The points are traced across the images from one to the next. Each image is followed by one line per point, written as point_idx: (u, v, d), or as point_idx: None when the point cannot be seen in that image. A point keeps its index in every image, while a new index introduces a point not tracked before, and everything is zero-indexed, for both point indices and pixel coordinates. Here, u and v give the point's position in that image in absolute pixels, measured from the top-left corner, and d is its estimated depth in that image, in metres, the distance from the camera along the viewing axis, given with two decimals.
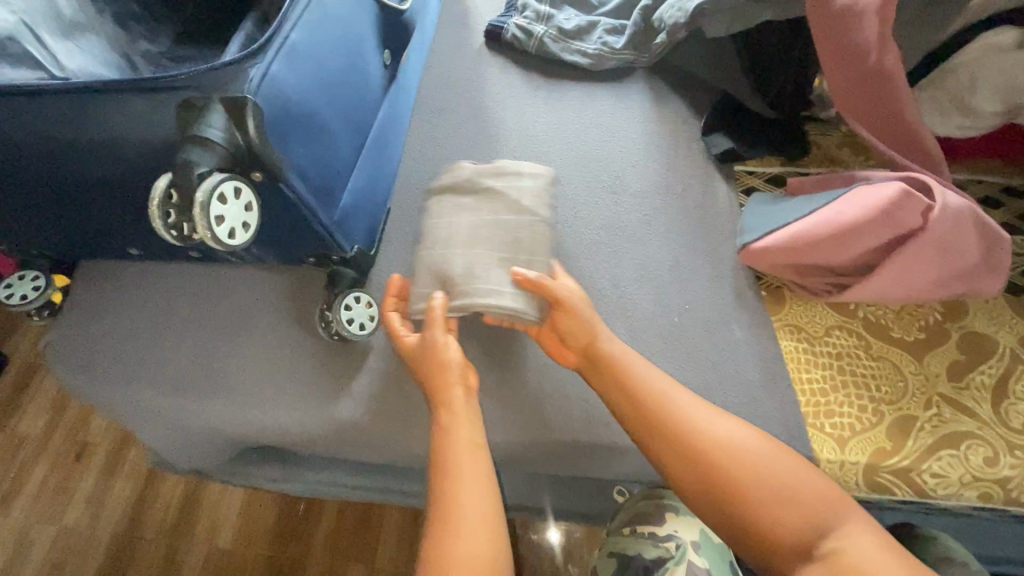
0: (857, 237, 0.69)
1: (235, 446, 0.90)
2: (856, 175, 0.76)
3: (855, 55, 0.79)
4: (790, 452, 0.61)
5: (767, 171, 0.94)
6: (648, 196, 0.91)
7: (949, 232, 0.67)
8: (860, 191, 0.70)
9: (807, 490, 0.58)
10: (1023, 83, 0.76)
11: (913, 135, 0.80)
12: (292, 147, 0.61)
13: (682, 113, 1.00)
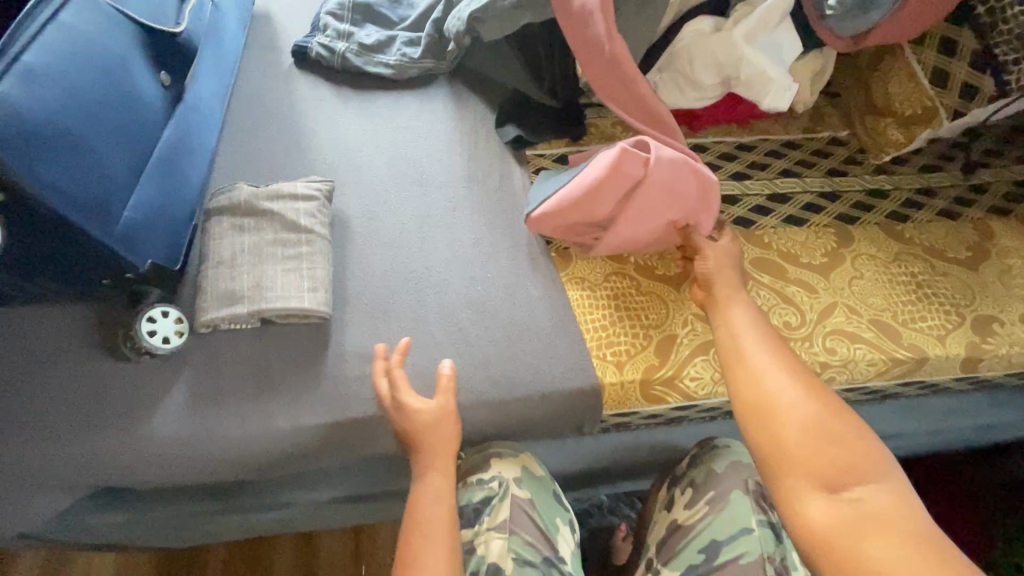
0: (599, 192, 0.83)
1: (46, 508, 0.81)
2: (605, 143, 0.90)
3: (592, 43, 0.93)
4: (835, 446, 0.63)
5: (554, 153, 1.08)
6: (452, 185, 1.00)
7: (662, 173, 0.82)
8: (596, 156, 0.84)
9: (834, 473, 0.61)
10: (722, 58, 0.96)
11: (649, 106, 0.94)
12: (41, 163, 0.64)
13: (481, 110, 1.11)
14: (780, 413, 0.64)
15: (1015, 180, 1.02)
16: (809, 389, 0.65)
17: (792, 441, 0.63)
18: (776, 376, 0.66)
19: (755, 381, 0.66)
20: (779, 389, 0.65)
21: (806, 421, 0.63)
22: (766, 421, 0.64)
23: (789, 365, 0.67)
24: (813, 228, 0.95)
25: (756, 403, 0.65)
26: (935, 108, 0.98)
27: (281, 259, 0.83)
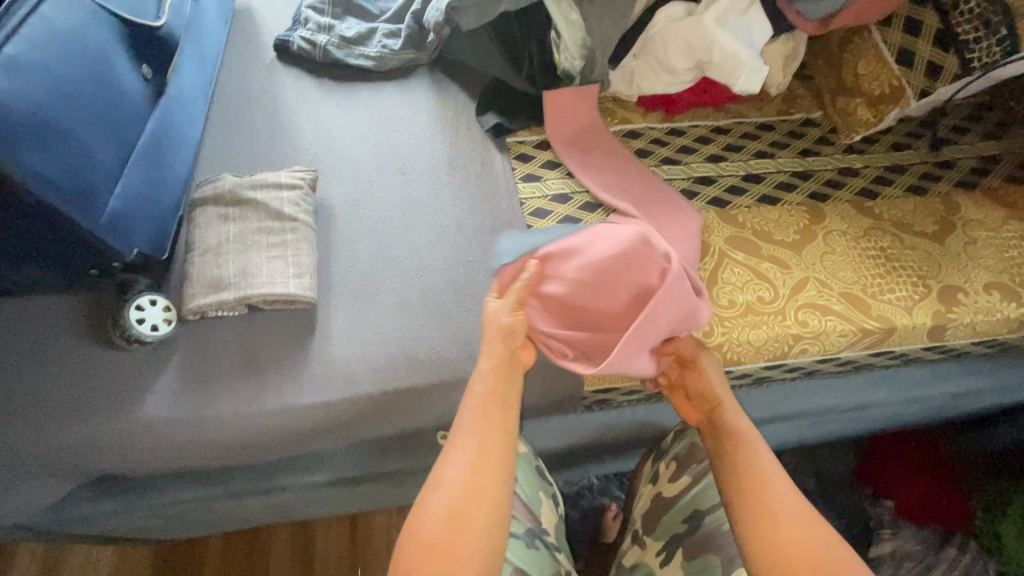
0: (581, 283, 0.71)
1: (41, 495, 0.83)
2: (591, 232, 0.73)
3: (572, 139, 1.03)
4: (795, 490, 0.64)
5: (535, 139, 1.10)
6: (433, 172, 1.03)
7: (680, 313, 0.70)
8: (607, 228, 0.73)
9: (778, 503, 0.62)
10: (694, 42, 0.98)
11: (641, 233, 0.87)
12: (26, 152, 0.66)
13: (461, 99, 1.13)
14: (790, 553, 0.59)
15: (981, 156, 1.05)
16: (800, 516, 0.61)
17: (767, 518, 0.61)
18: (782, 501, 0.62)
19: (766, 511, 0.62)
20: (791, 529, 0.60)
21: (807, 558, 0.58)
22: (774, 563, 0.59)
23: (784, 488, 0.64)
24: (787, 206, 0.98)
25: (767, 541, 0.60)
26: (902, 87, 1.01)
27: (266, 246, 0.84)
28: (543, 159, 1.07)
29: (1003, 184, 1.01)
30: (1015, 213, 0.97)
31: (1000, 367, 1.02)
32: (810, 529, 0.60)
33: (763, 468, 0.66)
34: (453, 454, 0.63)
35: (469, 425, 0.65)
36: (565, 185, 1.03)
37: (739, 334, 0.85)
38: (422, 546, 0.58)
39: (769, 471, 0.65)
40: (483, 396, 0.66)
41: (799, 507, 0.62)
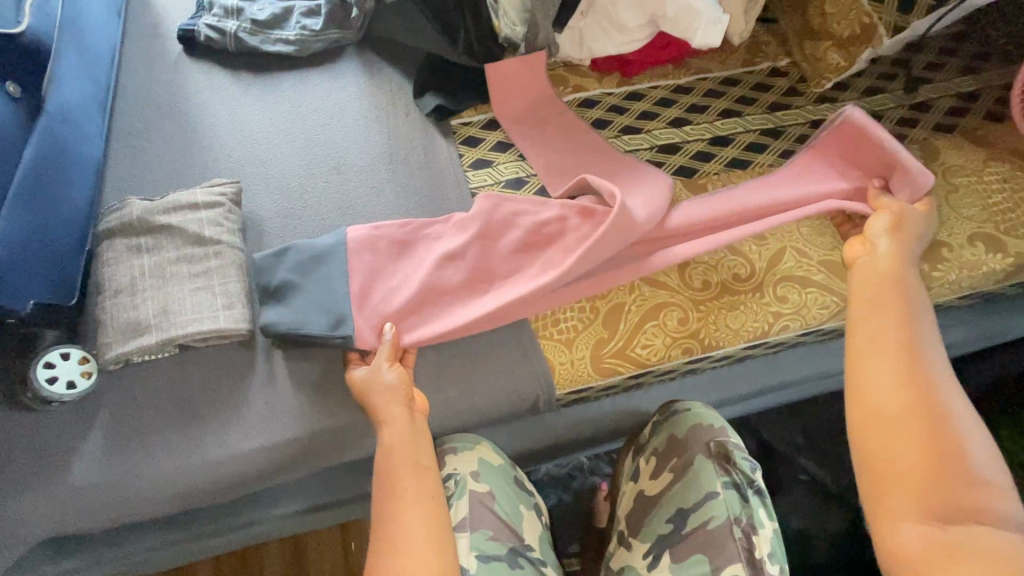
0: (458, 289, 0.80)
1: None
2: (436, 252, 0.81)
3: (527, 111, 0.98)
4: (916, 374, 0.62)
5: (482, 118, 0.99)
6: (373, 167, 0.93)
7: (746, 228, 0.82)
8: (429, 246, 0.83)
9: (892, 389, 0.61)
10: None
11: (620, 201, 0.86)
12: None
13: (396, 81, 1.02)
14: (890, 419, 0.60)
15: (959, 93, 0.98)
16: (912, 389, 0.61)
17: (875, 401, 0.61)
18: (896, 380, 0.62)
19: (869, 381, 0.63)
20: (896, 409, 0.60)
21: (907, 431, 0.58)
22: (867, 429, 0.60)
23: (906, 365, 0.62)
24: (758, 169, 0.91)
25: (864, 407, 0.62)
26: (874, 24, 0.93)
27: (187, 278, 0.76)
28: (494, 141, 0.97)
29: (983, 122, 0.94)
30: (995, 154, 0.91)
31: (985, 314, 0.98)
32: (917, 399, 0.60)
33: (887, 334, 0.65)
34: (379, 491, 0.61)
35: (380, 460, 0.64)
36: (519, 169, 0.94)
37: (715, 318, 0.81)
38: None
39: (895, 351, 0.64)
40: (390, 429, 0.65)
41: (920, 387, 0.61)
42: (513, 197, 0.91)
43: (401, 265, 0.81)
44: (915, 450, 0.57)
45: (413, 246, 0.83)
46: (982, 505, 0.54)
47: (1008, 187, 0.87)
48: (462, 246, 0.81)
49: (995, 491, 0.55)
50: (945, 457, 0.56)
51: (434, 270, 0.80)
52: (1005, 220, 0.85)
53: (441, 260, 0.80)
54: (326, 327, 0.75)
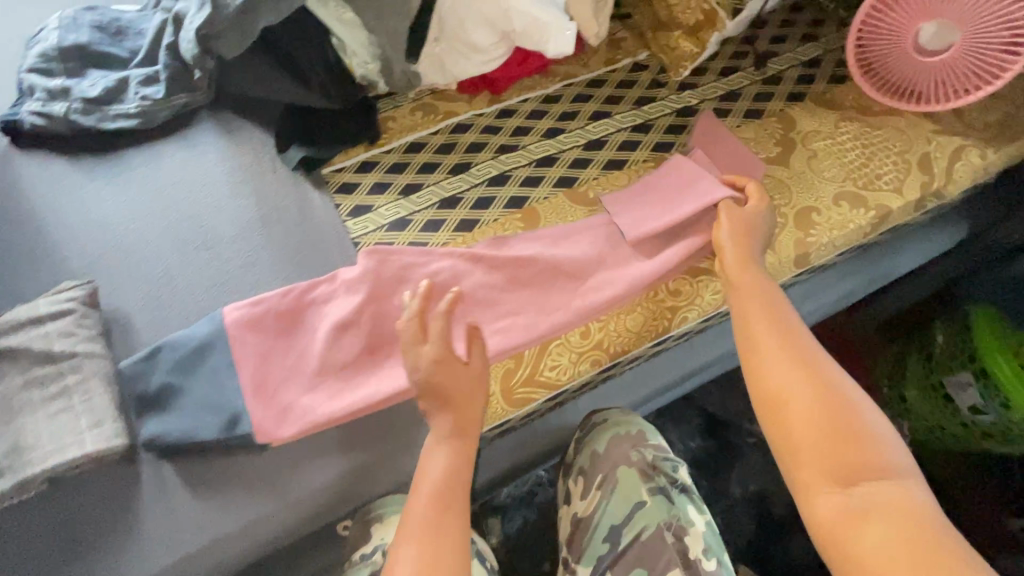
0: (356, 358, 0.77)
1: None
2: (329, 321, 0.78)
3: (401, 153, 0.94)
4: (805, 363, 0.67)
5: (354, 162, 0.95)
6: (244, 236, 0.87)
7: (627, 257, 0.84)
8: (320, 316, 0.79)
9: (787, 383, 0.65)
10: (490, 14, 0.90)
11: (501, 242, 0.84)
12: None
13: (256, 136, 0.96)
14: (785, 394, 0.65)
15: (804, 62, 1.03)
16: (806, 362, 0.67)
17: (781, 391, 0.65)
18: (786, 366, 0.67)
19: (768, 360, 0.68)
20: (785, 382, 0.65)
21: (810, 402, 0.64)
22: (773, 405, 0.65)
23: (791, 343, 0.68)
24: (634, 167, 0.93)
25: (764, 387, 0.67)
26: (713, 9, 0.97)
27: (41, 405, 0.68)
28: (370, 183, 0.93)
29: (828, 85, 1.00)
30: (845, 114, 0.96)
31: (866, 263, 1.05)
32: (813, 377, 0.65)
33: (768, 324, 0.70)
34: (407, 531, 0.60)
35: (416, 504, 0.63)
36: (400, 208, 0.90)
37: (615, 324, 0.81)
38: None
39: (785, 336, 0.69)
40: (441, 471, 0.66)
41: (817, 371, 0.66)
42: (397, 238, 0.87)
43: (292, 342, 0.77)
44: (814, 422, 0.63)
45: (302, 319, 0.79)
46: (881, 457, 0.61)
47: (860, 143, 0.93)
48: (353, 310, 0.78)
49: (892, 450, 0.61)
50: (843, 424, 0.62)
51: (327, 342, 0.76)
52: (862, 176, 0.89)
53: (335, 328, 0.77)
54: (221, 428, 0.70)
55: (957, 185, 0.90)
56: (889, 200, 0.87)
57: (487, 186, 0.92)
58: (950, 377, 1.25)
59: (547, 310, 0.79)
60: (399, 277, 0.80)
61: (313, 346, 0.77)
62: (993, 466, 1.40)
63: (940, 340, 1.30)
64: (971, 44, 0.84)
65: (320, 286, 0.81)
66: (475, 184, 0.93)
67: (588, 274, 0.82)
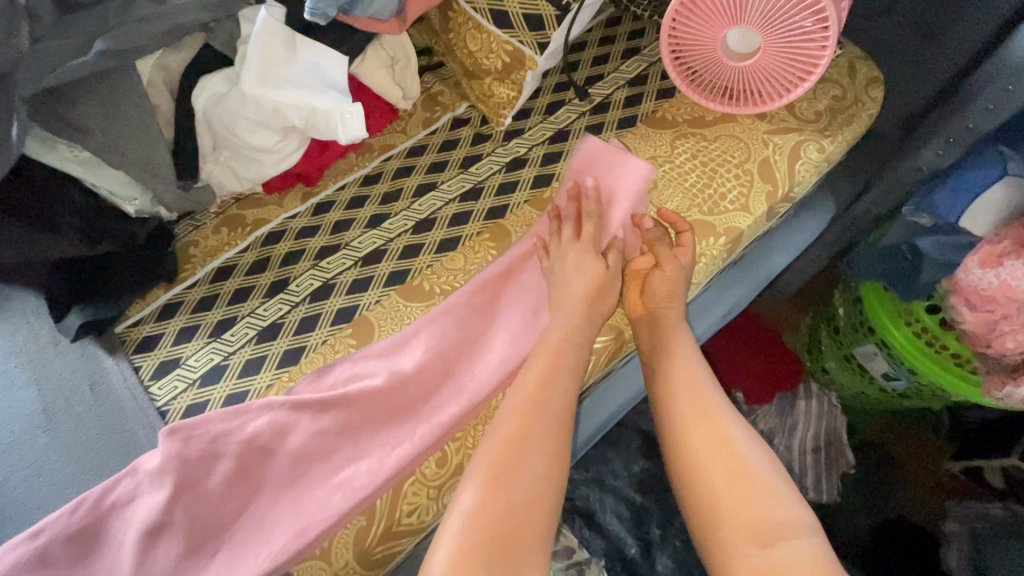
0: (178, 565, 0.63)
1: None
2: (133, 531, 0.63)
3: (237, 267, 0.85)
4: (708, 413, 0.67)
5: (152, 309, 0.82)
6: (27, 438, 0.73)
7: (444, 367, 0.73)
8: (126, 523, 0.65)
9: (693, 441, 0.66)
10: (260, 114, 0.77)
11: (324, 373, 0.73)
12: None
13: (27, 306, 0.81)
14: (695, 453, 0.65)
15: (628, 80, 0.96)
16: (710, 413, 0.67)
17: (687, 448, 0.66)
18: (689, 418, 0.67)
19: (680, 414, 0.68)
20: (697, 437, 0.66)
21: (716, 456, 0.64)
22: (684, 465, 0.65)
23: (696, 388, 0.70)
24: (469, 242, 0.83)
25: (677, 443, 0.67)
26: (518, 48, 0.88)
27: None
28: (176, 330, 0.80)
29: (658, 102, 0.93)
30: (680, 131, 0.90)
31: (740, 272, 0.99)
32: (712, 423, 0.66)
33: (677, 371, 0.72)
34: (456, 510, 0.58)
35: (498, 436, 0.63)
36: (214, 353, 0.78)
37: (473, 439, 0.71)
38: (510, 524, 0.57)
39: (694, 396, 0.69)
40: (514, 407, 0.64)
41: (721, 422, 0.67)
42: (213, 393, 0.74)
43: (97, 567, 0.63)
44: (722, 478, 0.62)
45: (103, 534, 0.65)
46: (785, 514, 0.59)
47: (699, 162, 0.86)
48: (160, 509, 0.64)
49: (790, 499, 0.61)
50: (745, 475, 0.62)
51: (135, 556, 0.62)
52: (705, 200, 0.83)
53: (141, 539, 0.63)
54: None
55: (802, 185, 0.86)
56: (737, 220, 0.82)
57: (310, 302, 0.81)
58: (857, 349, 1.23)
59: (386, 445, 0.69)
60: (218, 448, 0.67)
61: (120, 565, 0.63)
62: (919, 416, 1.41)
63: (841, 312, 1.27)
64: (777, 46, 0.79)
65: (122, 483, 0.66)
66: (297, 303, 0.81)
67: (430, 388, 0.72)
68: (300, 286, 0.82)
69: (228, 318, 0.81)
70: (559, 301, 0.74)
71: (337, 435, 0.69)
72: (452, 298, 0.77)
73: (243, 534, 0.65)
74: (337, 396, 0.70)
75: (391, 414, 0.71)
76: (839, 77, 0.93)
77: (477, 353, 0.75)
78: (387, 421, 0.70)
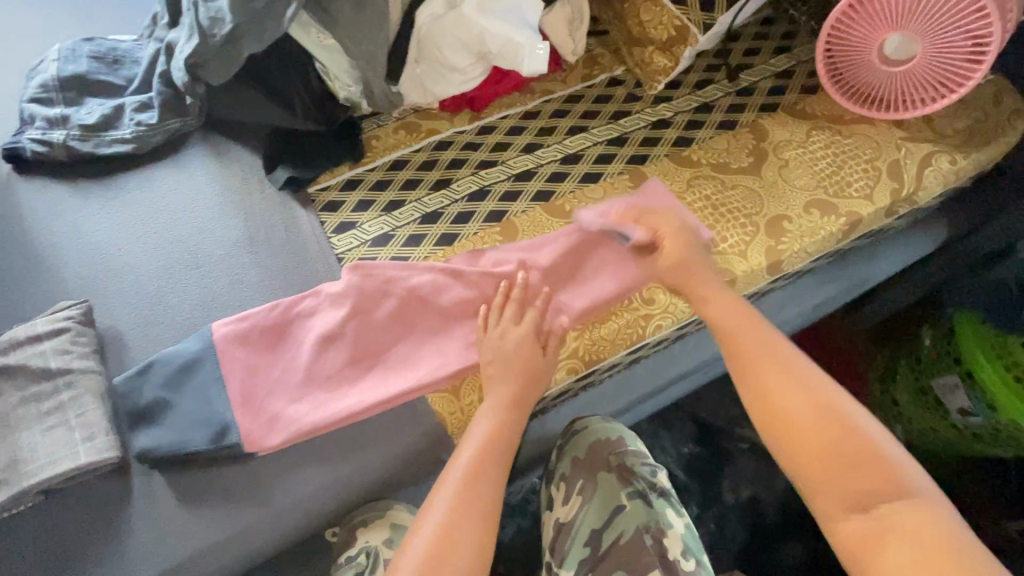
0: (342, 371, 0.78)
1: None
2: (315, 334, 0.79)
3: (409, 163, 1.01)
4: (808, 388, 0.65)
5: (338, 181, 0.98)
6: (232, 255, 0.91)
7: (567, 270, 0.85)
8: (306, 328, 0.80)
9: (794, 406, 0.64)
10: (465, 36, 0.93)
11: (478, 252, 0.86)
12: None
13: (244, 158, 1.00)
14: (806, 426, 0.63)
15: (776, 73, 1.05)
16: (817, 388, 0.65)
17: (785, 422, 0.64)
18: (783, 379, 0.66)
19: (774, 384, 0.66)
20: (795, 403, 0.64)
21: (817, 423, 0.62)
22: (782, 432, 0.64)
23: (789, 362, 0.67)
24: (609, 179, 0.95)
25: (769, 409, 0.65)
26: (685, 26, 0.99)
27: (37, 420, 0.72)
28: (355, 200, 0.96)
29: (800, 95, 1.02)
30: (816, 123, 0.98)
31: (844, 267, 1.05)
32: (812, 392, 0.64)
33: (759, 341, 0.70)
34: (425, 524, 0.62)
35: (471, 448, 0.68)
36: (384, 225, 0.93)
37: (590, 334, 0.83)
38: (475, 528, 0.62)
39: (779, 364, 0.67)
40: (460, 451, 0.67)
41: (825, 391, 0.65)
42: (379, 253, 0.90)
43: (281, 355, 0.79)
44: (835, 446, 0.61)
45: (287, 332, 0.80)
46: (900, 479, 0.59)
47: (833, 152, 0.94)
48: (338, 322, 0.79)
49: (901, 463, 0.60)
50: (854, 438, 0.61)
51: (312, 354, 0.78)
52: (831, 184, 0.91)
53: (320, 341, 0.79)
54: (209, 440, 0.72)
55: (927, 191, 0.92)
56: (860, 207, 0.89)
57: (467, 201, 0.95)
58: (936, 380, 1.22)
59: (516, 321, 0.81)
60: (386, 287, 0.81)
61: (300, 357, 0.78)
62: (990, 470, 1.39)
63: (928, 343, 1.26)
64: (935, 53, 0.86)
65: (303, 300, 0.82)
66: (455, 199, 0.95)
67: (560, 286, 0.85)
68: (460, 186, 0.97)
69: (398, 199, 0.96)
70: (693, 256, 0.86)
71: (481, 301, 0.82)
72: (586, 215, 0.86)
73: (396, 359, 0.80)
74: (488, 258, 0.86)
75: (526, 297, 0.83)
76: (983, 104, 0.99)
77: (597, 266, 0.86)
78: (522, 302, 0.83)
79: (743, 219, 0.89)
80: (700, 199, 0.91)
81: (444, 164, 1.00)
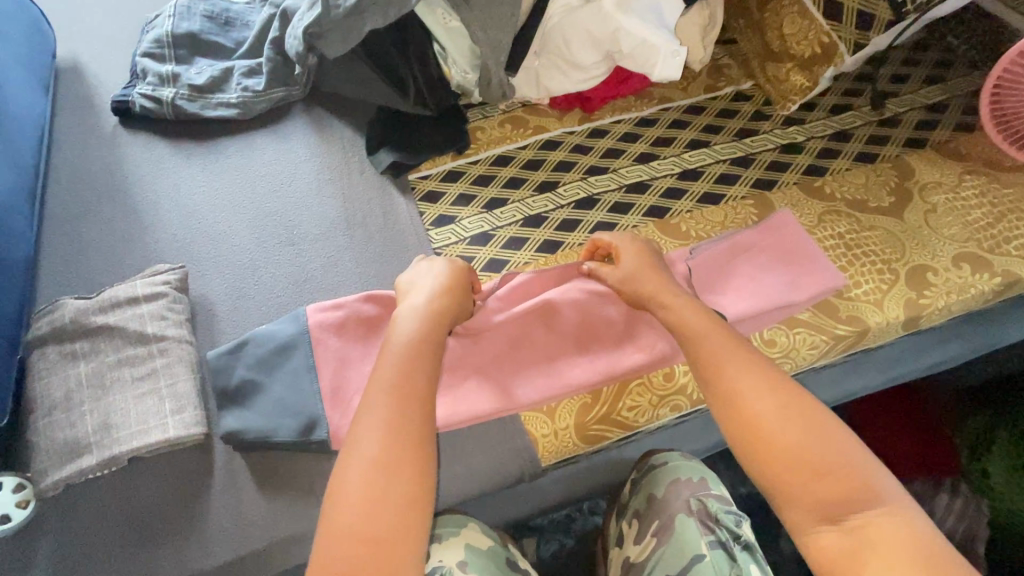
0: None
1: None
2: None
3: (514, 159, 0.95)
4: (776, 387, 0.55)
5: (439, 171, 0.93)
6: (325, 235, 0.88)
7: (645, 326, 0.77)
8: None
9: (761, 405, 0.54)
10: (598, 32, 0.87)
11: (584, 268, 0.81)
12: None
13: (346, 136, 0.97)
14: (776, 434, 0.53)
15: (925, 105, 0.95)
16: (784, 389, 0.55)
17: (757, 430, 0.53)
18: (748, 380, 0.56)
19: (741, 384, 0.56)
20: (763, 404, 0.54)
21: (796, 431, 0.52)
22: (750, 434, 0.53)
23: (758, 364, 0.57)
24: (731, 203, 0.88)
25: (739, 410, 0.55)
26: (834, 43, 0.89)
27: (131, 384, 0.70)
28: (455, 193, 0.91)
29: (952, 133, 0.92)
30: (971, 166, 0.88)
31: None
32: (780, 393, 0.55)
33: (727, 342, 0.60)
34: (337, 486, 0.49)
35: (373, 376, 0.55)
36: (484, 222, 0.88)
37: None
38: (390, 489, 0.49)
39: (744, 362, 0.57)
40: (391, 408, 0.53)
41: (793, 391, 0.55)
42: (478, 254, 0.85)
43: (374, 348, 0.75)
44: (802, 450, 0.51)
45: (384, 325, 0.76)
46: (869, 482, 0.50)
47: (988, 202, 0.85)
48: None
49: (873, 467, 0.51)
50: (824, 439, 0.52)
51: None
52: (986, 238, 0.82)
53: None
54: (298, 429, 0.69)
55: None
56: (1018, 267, 0.80)
57: (574, 209, 0.89)
58: None
59: (615, 351, 0.76)
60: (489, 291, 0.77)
61: None
62: None
63: None
64: None
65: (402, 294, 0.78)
66: (561, 205, 0.90)
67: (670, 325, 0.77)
68: (568, 190, 0.91)
69: (502, 196, 0.91)
70: (822, 299, 0.78)
71: (586, 320, 0.77)
72: (707, 245, 0.81)
73: (493, 369, 0.75)
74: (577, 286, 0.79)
75: (632, 324, 0.77)
76: None
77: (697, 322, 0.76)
78: (627, 328, 0.77)
79: (882, 264, 0.81)
80: (833, 237, 0.83)
81: (552, 164, 0.94)
